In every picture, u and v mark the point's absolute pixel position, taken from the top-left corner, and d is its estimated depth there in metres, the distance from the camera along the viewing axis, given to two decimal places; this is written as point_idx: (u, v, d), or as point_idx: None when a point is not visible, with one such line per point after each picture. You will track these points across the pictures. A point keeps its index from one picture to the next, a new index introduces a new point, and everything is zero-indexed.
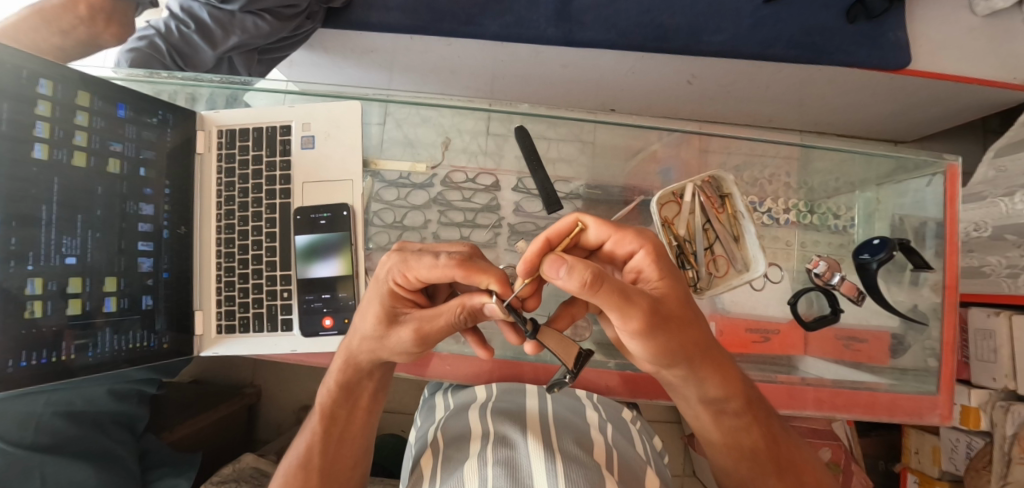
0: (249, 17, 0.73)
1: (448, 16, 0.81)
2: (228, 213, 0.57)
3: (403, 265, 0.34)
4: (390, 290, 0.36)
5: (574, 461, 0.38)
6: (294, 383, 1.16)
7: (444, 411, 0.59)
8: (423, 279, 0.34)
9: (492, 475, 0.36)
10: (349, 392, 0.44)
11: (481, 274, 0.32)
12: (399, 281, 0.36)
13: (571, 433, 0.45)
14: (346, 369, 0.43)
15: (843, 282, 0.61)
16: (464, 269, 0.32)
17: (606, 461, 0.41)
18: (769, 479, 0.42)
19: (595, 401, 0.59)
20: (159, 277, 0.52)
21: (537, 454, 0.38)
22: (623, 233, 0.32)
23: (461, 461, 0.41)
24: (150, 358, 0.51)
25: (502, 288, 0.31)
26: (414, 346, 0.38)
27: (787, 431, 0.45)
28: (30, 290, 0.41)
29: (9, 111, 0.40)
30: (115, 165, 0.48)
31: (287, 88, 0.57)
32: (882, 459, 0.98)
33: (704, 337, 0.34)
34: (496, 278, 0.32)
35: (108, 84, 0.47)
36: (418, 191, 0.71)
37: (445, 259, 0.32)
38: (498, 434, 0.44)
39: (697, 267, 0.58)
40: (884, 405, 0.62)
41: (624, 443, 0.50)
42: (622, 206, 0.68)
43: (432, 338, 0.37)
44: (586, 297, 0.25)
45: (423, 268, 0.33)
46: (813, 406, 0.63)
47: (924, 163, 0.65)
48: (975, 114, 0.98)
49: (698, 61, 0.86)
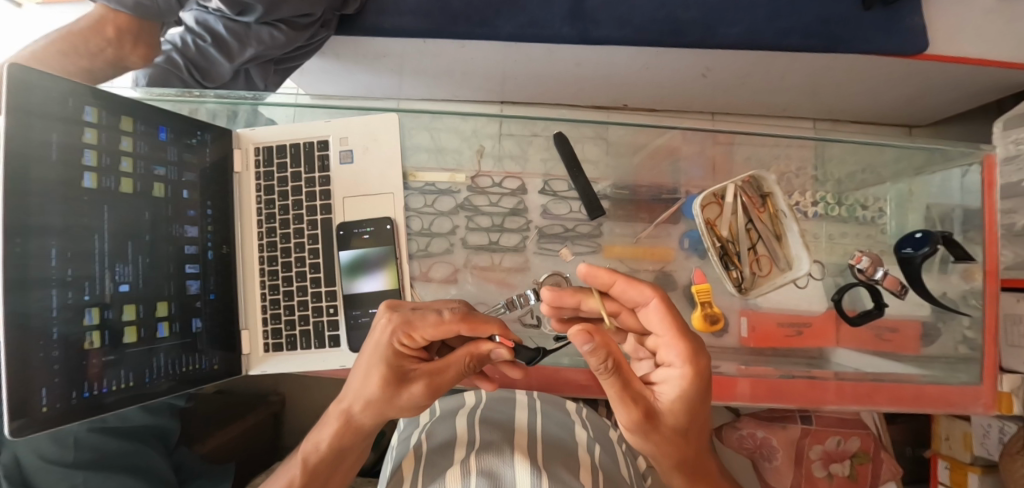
0: (264, 28, 0.68)
1: (462, 18, 0.77)
2: (269, 231, 0.60)
3: (405, 327, 0.38)
4: (396, 351, 0.39)
5: (559, 482, 0.38)
6: (318, 390, 1.09)
7: (428, 416, 0.58)
8: (427, 337, 0.38)
9: (475, 482, 0.37)
10: (342, 445, 0.45)
11: (482, 324, 0.38)
12: (403, 342, 0.39)
13: (558, 454, 0.45)
14: (344, 430, 0.44)
15: (886, 276, 0.58)
16: (467, 322, 0.38)
17: (590, 481, 0.42)
18: None
19: (582, 419, 0.59)
20: (206, 299, 0.55)
21: (522, 466, 0.38)
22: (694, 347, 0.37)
23: (443, 470, 0.42)
24: (200, 379, 0.53)
25: (500, 330, 0.40)
26: (425, 401, 0.40)
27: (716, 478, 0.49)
28: (88, 320, 0.42)
29: (59, 139, 0.41)
30: (160, 189, 0.50)
31: (298, 102, 0.60)
32: (909, 445, 0.99)
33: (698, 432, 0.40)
34: (496, 325, 0.39)
35: (150, 108, 0.49)
36: (444, 197, 0.68)
37: (448, 315, 0.38)
38: (484, 442, 0.45)
39: (741, 268, 0.60)
40: (911, 397, 0.63)
41: (611, 465, 0.51)
42: (662, 209, 0.68)
43: (443, 387, 0.40)
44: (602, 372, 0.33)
45: (427, 326, 0.38)
46: (836, 398, 0.64)
47: (960, 153, 0.63)
48: (991, 97, 0.96)
49: (714, 54, 0.83)
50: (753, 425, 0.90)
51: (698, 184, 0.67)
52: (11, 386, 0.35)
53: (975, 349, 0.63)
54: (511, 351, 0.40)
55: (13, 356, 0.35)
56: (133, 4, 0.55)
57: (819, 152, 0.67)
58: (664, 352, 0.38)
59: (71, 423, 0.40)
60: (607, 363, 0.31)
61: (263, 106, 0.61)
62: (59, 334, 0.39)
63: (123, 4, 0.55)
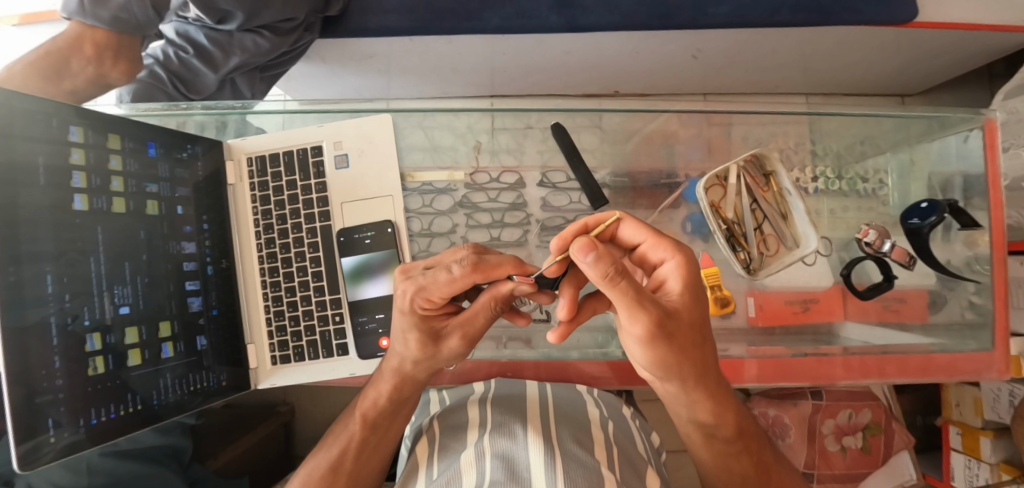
0: (247, 35, 0.66)
1: (448, 13, 0.75)
2: (267, 242, 0.59)
3: (422, 291, 0.35)
4: (420, 314, 0.37)
5: (574, 461, 0.37)
6: (327, 397, 1.06)
7: (439, 406, 0.56)
8: (445, 294, 0.35)
9: (489, 467, 0.36)
10: (400, 400, 0.47)
11: (496, 270, 0.33)
12: (424, 305, 0.36)
13: (571, 427, 0.44)
14: (398, 384, 0.45)
15: (894, 248, 0.59)
16: (482, 272, 0.33)
17: (607, 458, 0.41)
18: (745, 465, 0.43)
19: (596, 397, 0.57)
20: (209, 315, 0.54)
21: (536, 447, 0.37)
22: (663, 240, 0.33)
23: (459, 451, 0.41)
24: (209, 396, 0.53)
25: (517, 268, 0.35)
26: (462, 350, 0.41)
27: (777, 456, 0.46)
28: (90, 346, 0.41)
29: (45, 163, 0.40)
30: (154, 206, 0.50)
31: (285, 109, 0.58)
32: (919, 414, 1.01)
33: (713, 352, 0.35)
34: (511, 264, 0.34)
35: (136, 125, 0.48)
36: (442, 196, 0.67)
37: (459, 271, 0.33)
38: (498, 423, 0.44)
39: (748, 249, 0.60)
40: (916, 367, 0.62)
41: (626, 440, 0.49)
42: (666, 195, 0.66)
43: (479, 333, 0.40)
44: (604, 289, 0.25)
45: (441, 286, 0.34)
46: (841, 372, 0.62)
47: (962, 119, 0.62)
48: (982, 62, 0.95)
49: (707, 35, 0.81)
50: (764, 404, 0.90)
51: (697, 167, 0.67)
52: (14, 415, 0.35)
53: (982, 314, 0.63)
54: (537, 285, 0.35)
55: (15, 384, 0.35)
56: (110, 17, 0.53)
57: (813, 128, 0.66)
58: (650, 257, 0.34)
59: (79, 453, 0.40)
60: (614, 262, 0.24)
61: (251, 115, 0.60)
62: (61, 363, 0.39)
63: (99, 19, 0.53)
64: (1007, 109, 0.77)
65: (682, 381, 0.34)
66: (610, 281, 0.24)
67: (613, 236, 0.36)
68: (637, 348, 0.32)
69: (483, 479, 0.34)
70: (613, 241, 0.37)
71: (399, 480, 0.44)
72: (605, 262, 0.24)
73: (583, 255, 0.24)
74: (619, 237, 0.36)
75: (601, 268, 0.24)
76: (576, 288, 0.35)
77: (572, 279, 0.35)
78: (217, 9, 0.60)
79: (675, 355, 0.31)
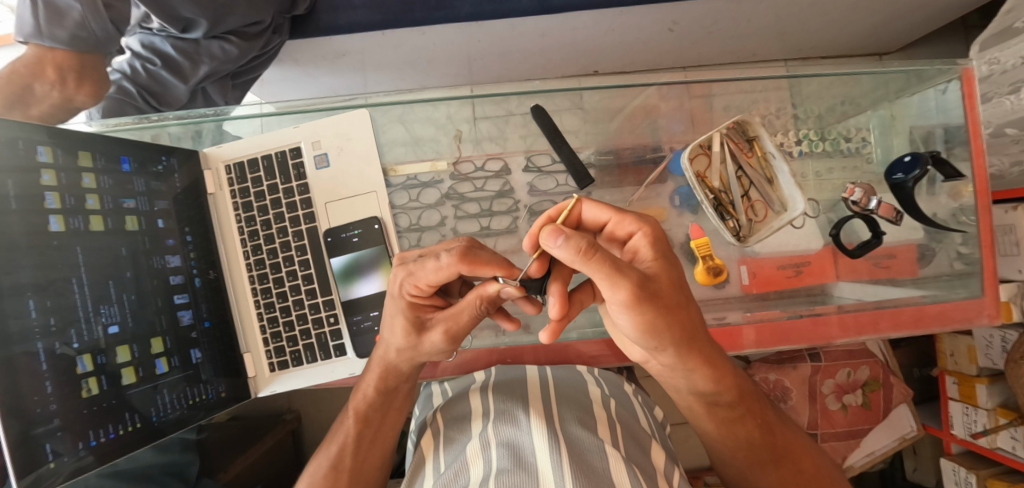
0: (215, 42, 0.65)
1: (418, 4, 0.73)
2: (254, 249, 0.58)
3: (411, 277, 0.36)
4: (408, 301, 0.38)
5: (575, 442, 0.37)
6: (336, 401, 1.07)
7: (441, 398, 0.56)
8: (432, 283, 0.35)
9: (495, 455, 0.36)
10: (390, 391, 0.47)
11: (484, 266, 0.33)
12: (412, 293, 0.37)
13: (573, 408, 0.45)
14: (389, 376, 0.46)
15: (880, 204, 0.59)
16: (468, 262, 0.33)
17: (610, 435, 0.41)
18: (746, 428, 0.44)
19: (596, 376, 0.58)
20: (200, 327, 0.54)
21: (538, 432, 0.37)
22: (625, 214, 0.33)
23: (464, 442, 0.42)
24: (209, 408, 0.53)
25: (504, 269, 0.35)
26: (446, 345, 0.40)
27: (781, 417, 0.47)
28: (81, 368, 0.41)
29: (15, 186, 0.39)
30: (133, 222, 0.49)
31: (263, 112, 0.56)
32: (915, 367, 1.05)
33: (700, 322, 0.34)
34: (501, 265, 0.34)
35: (106, 140, 0.47)
36: (428, 189, 0.66)
37: (446, 259, 0.33)
38: (500, 409, 0.44)
39: (737, 217, 0.61)
40: (911, 318, 0.62)
41: (628, 416, 0.50)
42: (651, 168, 0.66)
43: (463, 331, 0.39)
44: (580, 268, 0.25)
45: (429, 273, 0.34)
46: (839, 331, 0.62)
47: (938, 71, 0.62)
48: (954, 15, 0.95)
49: (680, 6, 0.80)
50: (765, 370, 0.91)
51: (680, 139, 0.66)
52: (9, 445, 0.34)
53: (970, 263, 0.63)
54: (523, 288, 0.34)
55: (9, 414, 0.35)
56: (68, 36, 0.50)
57: (794, 92, 0.65)
58: (620, 234, 0.34)
59: (81, 476, 0.40)
60: (585, 237, 0.24)
61: (228, 121, 0.58)
62: (53, 387, 0.38)
63: (56, 39, 0.50)
64: (988, 62, 0.75)
65: (675, 350, 0.33)
66: (586, 255, 0.24)
67: (580, 220, 0.37)
68: (624, 321, 0.31)
69: (489, 469, 0.34)
70: (579, 225, 0.37)
71: (405, 473, 0.45)
72: (577, 239, 0.24)
73: (554, 239, 0.24)
74: (585, 219, 0.36)
75: (574, 245, 0.24)
76: (563, 283, 0.35)
77: (559, 275, 0.35)
78: (179, 17, 0.58)
79: (664, 322, 0.30)
